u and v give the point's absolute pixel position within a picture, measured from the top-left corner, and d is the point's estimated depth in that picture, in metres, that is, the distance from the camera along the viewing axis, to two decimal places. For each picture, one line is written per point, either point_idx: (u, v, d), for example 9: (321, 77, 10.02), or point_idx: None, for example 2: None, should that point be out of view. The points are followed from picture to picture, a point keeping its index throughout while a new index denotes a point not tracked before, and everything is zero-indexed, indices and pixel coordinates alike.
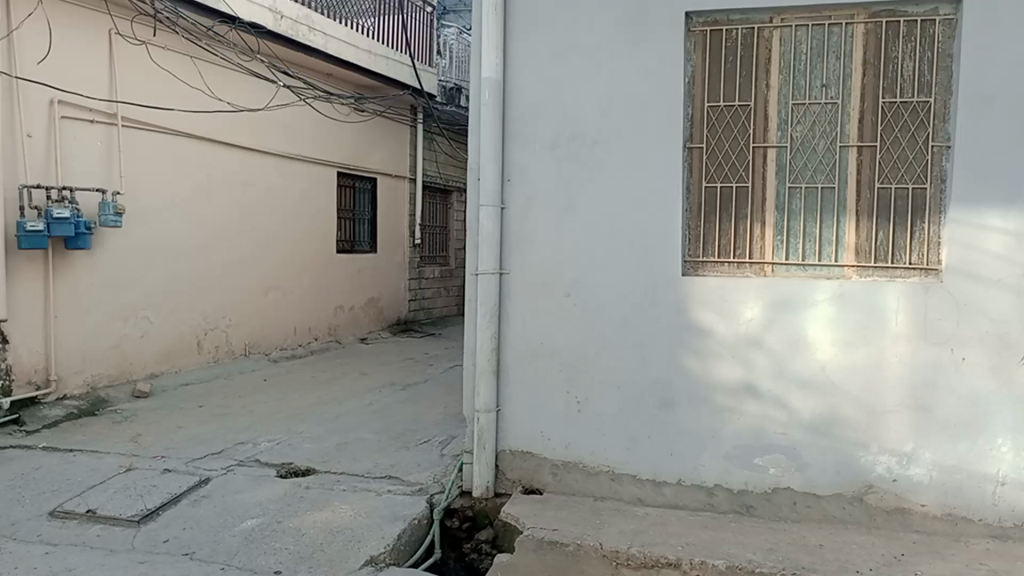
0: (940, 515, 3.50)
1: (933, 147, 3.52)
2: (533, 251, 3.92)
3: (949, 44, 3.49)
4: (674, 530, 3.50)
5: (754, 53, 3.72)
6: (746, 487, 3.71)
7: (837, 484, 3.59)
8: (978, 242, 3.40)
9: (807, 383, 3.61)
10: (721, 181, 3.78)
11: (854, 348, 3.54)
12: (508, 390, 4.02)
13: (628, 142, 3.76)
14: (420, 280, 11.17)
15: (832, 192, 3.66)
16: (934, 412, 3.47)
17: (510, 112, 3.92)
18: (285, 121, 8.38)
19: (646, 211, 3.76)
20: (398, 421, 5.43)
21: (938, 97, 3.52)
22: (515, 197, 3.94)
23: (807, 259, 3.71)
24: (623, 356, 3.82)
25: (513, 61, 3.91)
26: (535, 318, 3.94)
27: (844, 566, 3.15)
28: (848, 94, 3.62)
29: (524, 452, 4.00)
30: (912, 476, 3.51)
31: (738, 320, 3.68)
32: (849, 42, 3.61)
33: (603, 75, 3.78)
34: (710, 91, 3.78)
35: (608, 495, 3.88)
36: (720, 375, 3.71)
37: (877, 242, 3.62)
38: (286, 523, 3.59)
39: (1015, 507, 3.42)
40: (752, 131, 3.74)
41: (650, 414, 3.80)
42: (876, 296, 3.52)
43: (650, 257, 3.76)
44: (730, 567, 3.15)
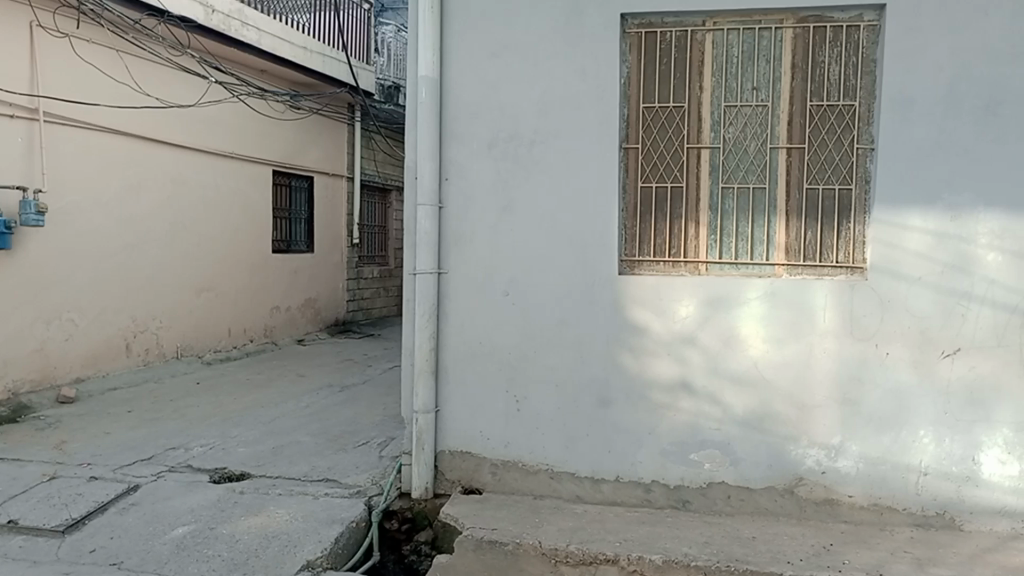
0: (867, 505, 3.62)
1: (859, 149, 3.64)
2: (471, 250, 3.91)
3: (872, 49, 3.60)
4: (612, 527, 3.53)
5: (688, 55, 3.78)
6: (682, 482, 3.77)
7: (769, 477, 3.68)
8: (900, 241, 3.53)
9: (740, 379, 3.69)
10: (656, 181, 3.84)
11: (785, 345, 3.64)
12: (447, 390, 4.00)
13: (565, 142, 3.79)
14: (358, 280, 11.04)
15: (762, 192, 3.76)
16: (860, 406, 3.59)
17: (447, 111, 3.90)
18: (218, 118, 8.18)
19: (583, 211, 3.79)
20: (336, 423, 5.35)
21: (863, 101, 3.63)
22: (453, 196, 3.92)
23: (740, 258, 3.79)
24: (562, 355, 3.84)
25: (450, 59, 3.89)
26: (474, 318, 3.94)
27: (776, 557, 3.23)
28: (778, 97, 3.72)
29: (463, 452, 3.99)
30: (840, 468, 3.63)
31: (673, 317, 3.74)
32: (779, 46, 3.70)
33: (541, 75, 3.79)
34: (645, 92, 3.82)
35: (547, 493, 3.90)
36: (656, 371, 3.76)
37: (807, 241, 3.72)
38: (219, 529, 3.51)
39: (936, 496, 3.55)
40: (686, 132, 3.80)
41: (588, 411, 3.83)
42: (805, 293, 3.62)
43: (588, 257, 3.80)
44: (667, 561, 3.19)
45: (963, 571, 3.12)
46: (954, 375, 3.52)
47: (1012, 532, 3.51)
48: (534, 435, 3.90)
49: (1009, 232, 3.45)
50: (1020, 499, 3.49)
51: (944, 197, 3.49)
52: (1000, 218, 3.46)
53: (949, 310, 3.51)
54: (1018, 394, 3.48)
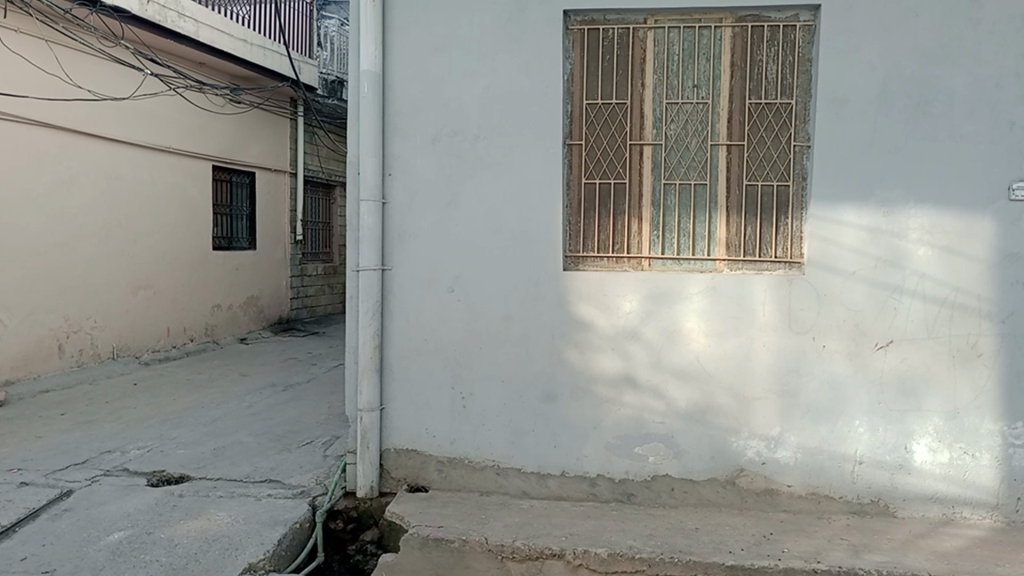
0: (805, 494, 3.70)
1: (795, 146, 3.72)
2: (416, 246, 3.89)
3: (808, 49, 3.68)
4: (558, 522, 3.54)
5: (630, 52, 3.82)
6: (627, 475, 3.81)
7: (712, 469, 3.75)
8: (835, 236, 3.62)
9: (682, 373, 3.74)
10: (600, 177, 3.87)
11: (726, 339, 3.71)
12: (392, 387, 3.97)
13: (509, 139, 3.78)
14: (302, 277, 10.87)
15: (704, 187, 3.82)
16: (798, 398, 3.68)
17: (391, 107, 3.86)
18: (154, 111, 7.96)
19: (528, 207, 3.80)
20: (279, 422, 5.27)
21: (799, 99, 3.71)
22: (397, 192, 3.88)
23: (682, 254, 3.85)
24: (508, 351, 3.84)
25: (392, 53, 3.85)
26: (419, 315, 3.91)
27: (718, 547, 3.29)
28: (718, 94, 3.77)
29: (408, 450, 3.96)
30: (779, 458, 3.71)
31: (617, 312, 3.78)
32: (718, 45, 3.76)
33: (484, 70, 3.78)
34: (588, 89, 3.84)
35: (493, 489, 3.90)
36: (600, 367, 3.79)
37: (746, 236, 3.79)
38: (157, 533, 3.42)
39: (871, 484, 3.66)
40: (628, 128, 3.84)
41: (534, 407, 3.84)
42: (745, 288, 3.69)
43: (533, 252, 3.81)
44: (611, 554, 3.22)
45: (896, 556, 3.22)
46: (887, 367, 3.62)
47: (942, 518, 3.63)
48: (479, 432, 3.90)
49: (939, 228, 3.57)
50: (949, 486, 3.61)
51: (877, 193, 3.58)
52: (929, 214, 3.57)
53: (882, 303, 3.61)
54: (947, 385, 3.59)
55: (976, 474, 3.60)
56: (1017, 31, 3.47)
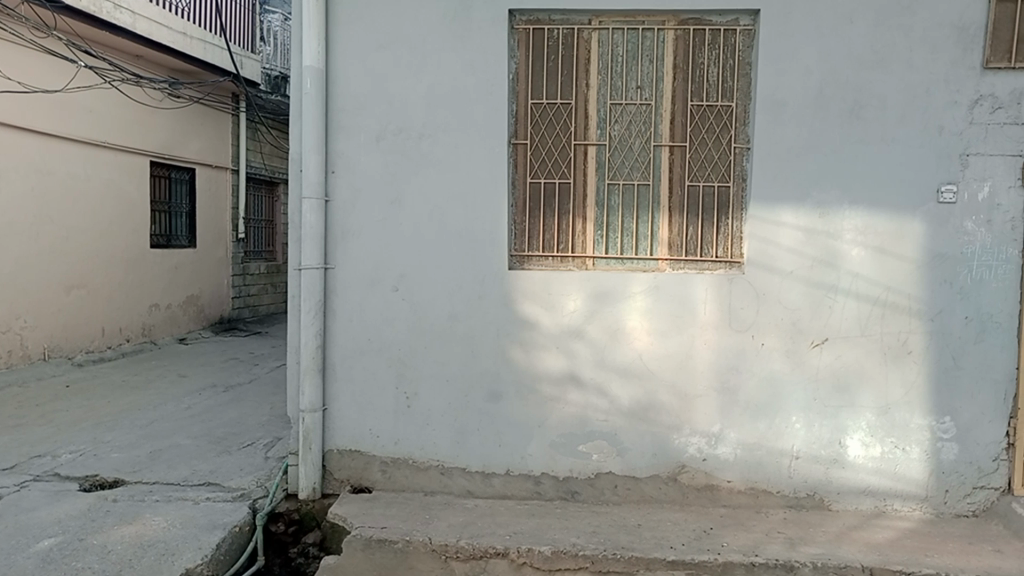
0: (744, 489, 3.78)
1: (736, 148, 3.79)
2: (360, 245, 3.84)
3: (747, 52, 3.75)
4: (502, 521, 3.54)
5: (575, 53, 3.84)
6: (571, 473, 3.83)
7: (654, 466, 3.80)
8: (773, 236, 3.70)
9: (625, 372, 3.78)
10: (545, 176, 3.88)
11: (668, 337, 3.76)
12: (335, 388, 3.92)
13: (454, 137, 3.77)
14: (244, 276, 10.67)
15: (647, 188, 3.87)
16: (737, 394, 3.75)
17: (334, 104, 3.81)
18: (88, 104, 7.71)
19: (472, 206, 3.79)
20: (219, 424, 5.16)
21: (739, 102, 3.78)
22: (340, 189, 3.83)
23: (625, 253, 3.90)
24: (452, 350, 3.84)
25: (335, 49, 3.80)
26: (362, 314, 3.87)
27: (659, 542, 3.33)
28: (661, 96, 3.83)
29: (351, 450, 3.92)
30: (719, 454, 3.78)
31: (561, 312, 3.80)
32: (661, 47, 3.81)
33: (429, 68, 3.76)
34: (533, 88, 3.85)
35: (438, 489, 3.88)
36: (544, 366, 3.81)
37: (688, 236, 3.85)
38: (89, 540, 3.32)
39: (807, 479, 3.75)
40: (573, 128, 3.86)
41: (479, 406, 3.84)
42: (686, 287, 3.74)
43: (478, 252, 3.80)
44: (555, 552, 3.24)
45: (830, 549, 3.30)
46: (823, 364, 3.72)
47: (874, 510, 3.74)
48: (424, 431, 3.88)
49: (872, 229, 3.67)
50: (881, 479, 3.73)
51: (813, 195, 3.68)
52: (863, 215, 3.67)
53: (818, 302, 3.70)
54: (879, 381, 3.70)
55: (906, 467, 3.72)
56: (946, 38, 3.58)
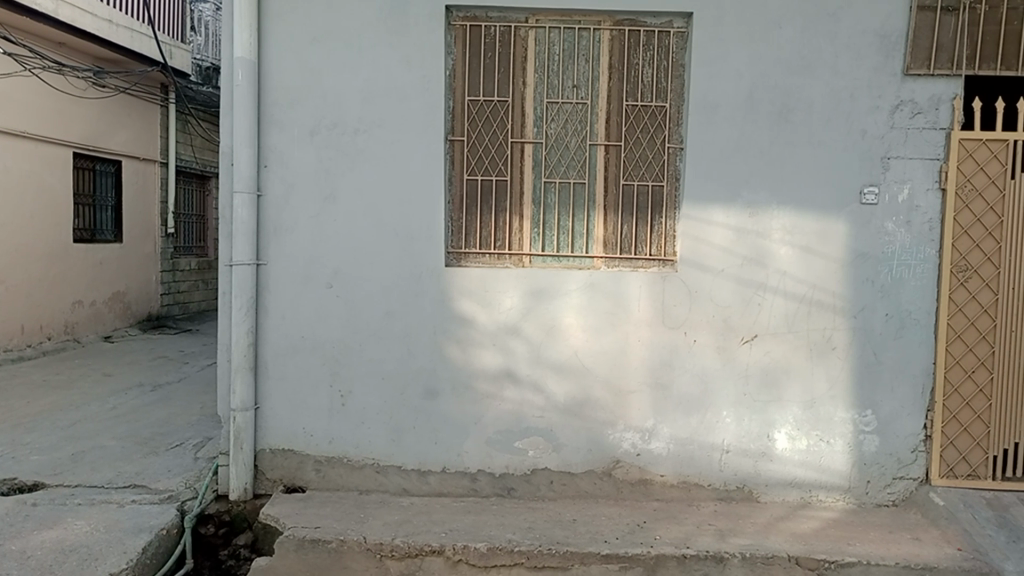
0: (676, 483, 3.85)
1: (669, 148, 3.85)
2: (293, 241, 3.78)
3: (681, 54, 3.82)
4: (438, 518, 3.54)
5: (511, 51, 3.85)
6: (507, 470, 3.85)
7: (589, 461, 3.84)
8: (705, 235, 3.78)
9: (561, 368, 3.81)
10: (482, 174, 3.88)
11: (603, 334, 3.80)
12: (267, 386, 3.85)
13: (390, 133, 3.74)
14: (174, 273, 10.38)
15: (582, 187, 3.90)
16: (670, 390, 3.82)
17: (266, 97, 3.73)
18: (8, 93, 7.39)
19: (408, 203, 3.77)
20: (146, 424, 5.01)
21: (672, 103, 3.85)
22: (273, 184, 3.76)
23: (561, 251, 3.93)
24: (388, 348, 3.81)
25: (268, 41, 3.72)
26: (295, 311, 3.81)
27: (594, 537, 3.37)
28: (596, 95, 3.86)
29: (284, 450, 3.86)
30: (653, 449, 3.84)
31: (497, 309, 3.80)
32: (597, 47, 3.85)
33: (364, 62, 3.72)
34: (470, 85, 3.85)
35: (373, 488, 3.85)
36: (480, 363, 3.81)
37: (623, 235, 3.90)
38: (7, 546, 3.18)
39: (737, 472, 3.85)
40: (510, 126, 3.87)
41: (415, 403, 3.83)
42: (621, 285, 3.79)
43: (415, 249, 3.78)
44: (491, 548, 3.24)
45: (758, 539, 3.40)
46: (752, 360, 3.81)
47: (800, 501, 3.85)
48: (358, 430, 3.85)
49: (799, 229, 3.78)
50: (807, 471, 3.84)
51: (743, 195, 3.77)
52: (790, 216, 3.78)
53: (748, 299, 3.80)
54: (806, 376, 3.82)
55: (831, 459, 3.84)
56: (869, 45, 3.71)
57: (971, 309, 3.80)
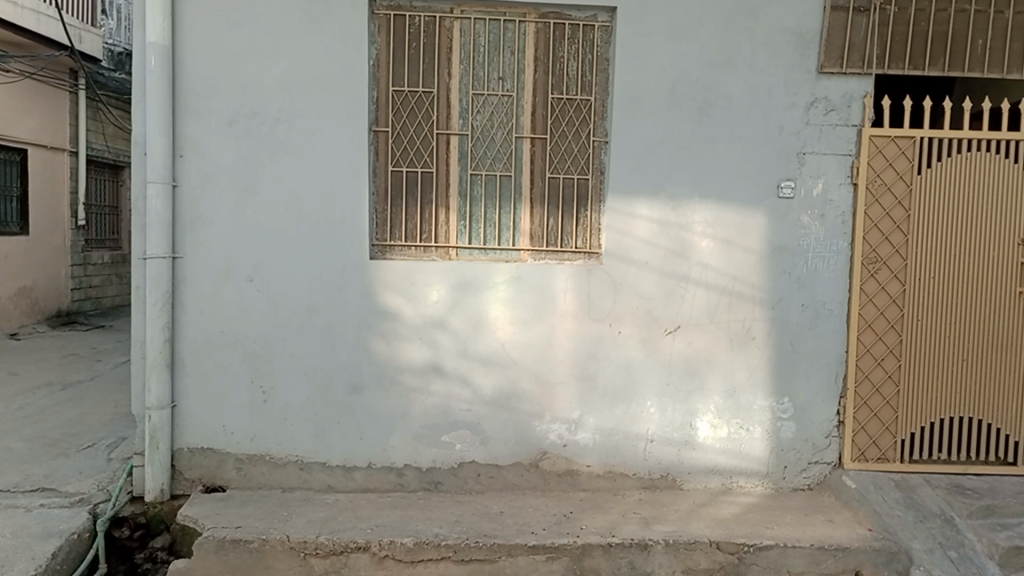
0: (602, 473, 3.90)
1: (594, 142, 3.88)
2: (211, 233, 3.67)
3: (605, 48, 3.84)
4: (364, 514, 3.49)
5: (437, 42, 3.81)
6: (434, 464, 3.83)
7: (515, 454, 3.85)
8: (629, 228, 3.83)
9: (488, 361, 3.81)
10: (407, 165, 3.83)
11: (529, 327, 3.82)
12: (185, 384, 3.73)
13: (312, 123, 3.66)
14: (85, 267, 9.95)
15: (508, 179, 3.89)
16: (595, 381, 3.86)
17: (181, 84, 3.60)
18: None
19: (332, 194, 3.70)
20: (55, 425, 4.79)
21: (597, 96, 3.87)
22: (189, 174, 3.63)
23: (488, 243, 3.92)
24: (311, 343, 3.74)
25: (183, 26, 3.58)
26: (214, 305, 3.70)
27: (521, 528, 3.38)
28: (522, 88, 3.86)
29: (203, 449, 3.75)
30: (579, 440, 3.87)
31: (423, 302, 3.77)
32: (522, 39, 3.84)
33: (284, 50, 3.62)
34: (394, 75, 3.79)
35: (296, 485, 3.78)
36: (406, 356, 3.78)
37: (549, 227, 3.92)
38: None
39: (661, 461, 3.92)
40: (435, 117, 3.83)
41: (338, 399, 3.77)
42: (546, 278, 3.81)
43: (338, 241, 3.72)
44: (418, 543, 3.22)
45: (681, 526, 3.47)
46: (675, 350, 3.88)
47: (721, 487, 3.95)
48: (281, 427, 3.77)
49: (720, 222, 3.87)
50: (728, 458, 3.94)
51: (666, 188, 3.83)
52: (711, 209, 3.86)
53: (671, 291, 3.87)
54: (726, 366, 3.91)
55: (749, 446, 3.95)
56: (786, 43, 3.81)
57: (881, 299, 3.94)
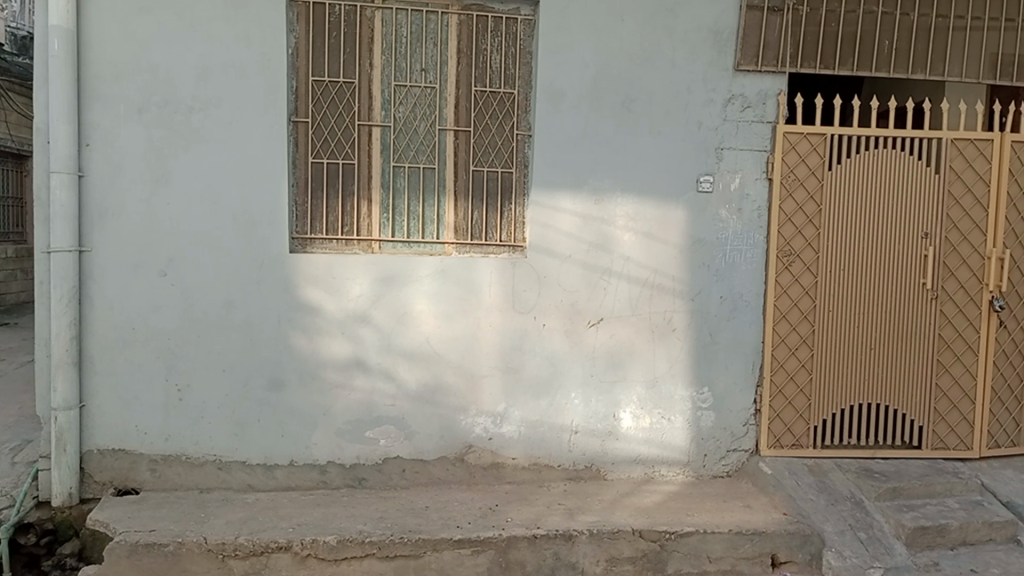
0: (527, 465, 3.92)
1: (518, 135, 3.88)
2: (121, 226, 3.53)
3: (528, 42, 3.85)
4: (285, 513, 3.42)
5: (357, 31, 3.74)
6: (358, 461, 3.78)
7: (440, 448, 3.84)
8: (553, 222, 3.85)
9: (412, 355, 3.78)
10: (327, 157, 3.75)
11: (453, 320, 3.80)
12: (94, 383, 3.58)
13: (228, 113, 3.55)
14: None
15: (432, 171, 3.86)
16: (520, 373, 3.87)
17: (87, 70, 3.45)
18: None
19: (250, 185, 3.60)
20: None
21: (520, 89, 3.87)
22: (96, 164, 3.48)
23: (412, 237, 3.88)
24: (228, 339, 3.64)
25: (89, 9, 3.43)
26: (125, 301, 3.56)
27: (446, 523, 3.37)
28: (445, 80, 3.82)
29: (115, 450, 3.62)
30: (504, 433, 3.88)
31: (345, 296, 3.70)
32: (445, 31, 3.81)
33: (197, 36, 3.51)
34: (314, 65, 3.70)
35: (214, 486, 3.68)
36: (328, 352, 3.71)
37: (474, 221, 3.90)
38: None
39: (585, 452, 3.96)
40: (356, 108, 3.76)
41: (258, 396, 3.68)
42: (471, 271, 3.80)
43: (256, 235, 3.62)
44: (341, 541, 3.17)
45: (604, 516, 3.51)
46: (598, 342, 3.93)
47: (644, 476, 4.02)
48: (197, 426, 3.66)
49: (640, 215, 3.93)
50: (650, 448, 4.02)
51: (589, 182, 3.86)
52: (632, 203, 3.91)
53: (594, 284, 3.91)
54: (648, 357, 3.98)
55: (671, 435, 4.03)
56: (704, 41, 3.89)
57: (795, 291, 4.07)
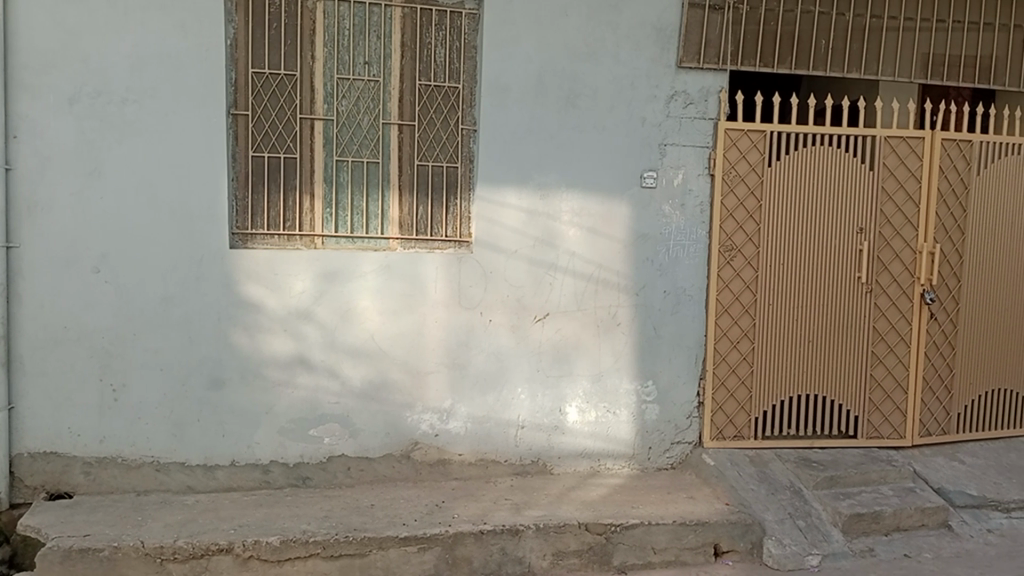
0: (473, 461, 3.91)
1: (463, 130, 3.85)
2: (51, 221, 3.40)
3: (472, 36, 3.83)
4: (226, 514, 3.35)
5: (299, 23, 3.66)
6: (302, 459, 3.72)
7: (386, 446, 3.80)
8: (498, 217, 3.84)
9: (356, 352, 3.73)
10: (268, 151, 3.66)
11: (398, 316, 3.77)
12: (23, 384, 3.45)
13: (164, 104, 3.45)
14: None
15: (376, 166, 3.79)
16: (465, 369, 3.86)
17: (15, 59, 3.31)
18: None
19: (187, 179, 3.51)
20: None
21: (465, 84, 3.85)
22: (24, 157, 3.35)
23: (355, 232, 3.80)
24: (166, 336, 3.54)
25: None
26: (56, 298, 3.44)
27: (392, 521, 3.34)
28: (389, 74, 3.77)
29: (46, 453, 3.50)
30: (450, 429, 3.87)
31: (286, 293, 3.64)
32: (388, 24, 3.76)
33: (130, 25, 3.40)
34: (254, 57, 3.61)
35: (152, 488, 3.59)
36: (271, 349, 3.64)
37: (419, 216, 3.85)
38: None
39: (532, 447, 3.97)
40: (297, 102, 3.67)
41: (197, 395, 3.59)
42: (416, 267, 3.77)
43: (194, 231, 3.53)
44: (284, 541, 3.12)
45: (551, 510, 3.52)
46: (544, 337, 3.94)
47: (590, 470, 4.05)
48: (134, 426, 3.55)
49: (585, 211, 3.94)
50: (596, 441, 4.05)
51: (535, 177, 3.87)
52: (577, 198, 3.93)
53: (540, 279, 3.92)
54: (593, 352, 4.01)
55: (616, 428, 4.07)
56: (647, 37, 3.93)
57: (737, 285, 4.14)
